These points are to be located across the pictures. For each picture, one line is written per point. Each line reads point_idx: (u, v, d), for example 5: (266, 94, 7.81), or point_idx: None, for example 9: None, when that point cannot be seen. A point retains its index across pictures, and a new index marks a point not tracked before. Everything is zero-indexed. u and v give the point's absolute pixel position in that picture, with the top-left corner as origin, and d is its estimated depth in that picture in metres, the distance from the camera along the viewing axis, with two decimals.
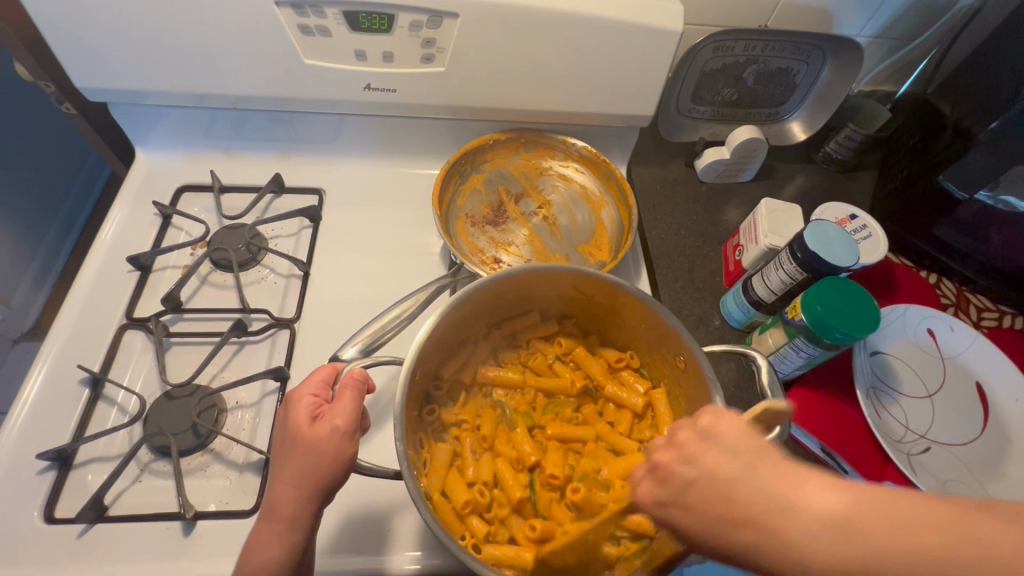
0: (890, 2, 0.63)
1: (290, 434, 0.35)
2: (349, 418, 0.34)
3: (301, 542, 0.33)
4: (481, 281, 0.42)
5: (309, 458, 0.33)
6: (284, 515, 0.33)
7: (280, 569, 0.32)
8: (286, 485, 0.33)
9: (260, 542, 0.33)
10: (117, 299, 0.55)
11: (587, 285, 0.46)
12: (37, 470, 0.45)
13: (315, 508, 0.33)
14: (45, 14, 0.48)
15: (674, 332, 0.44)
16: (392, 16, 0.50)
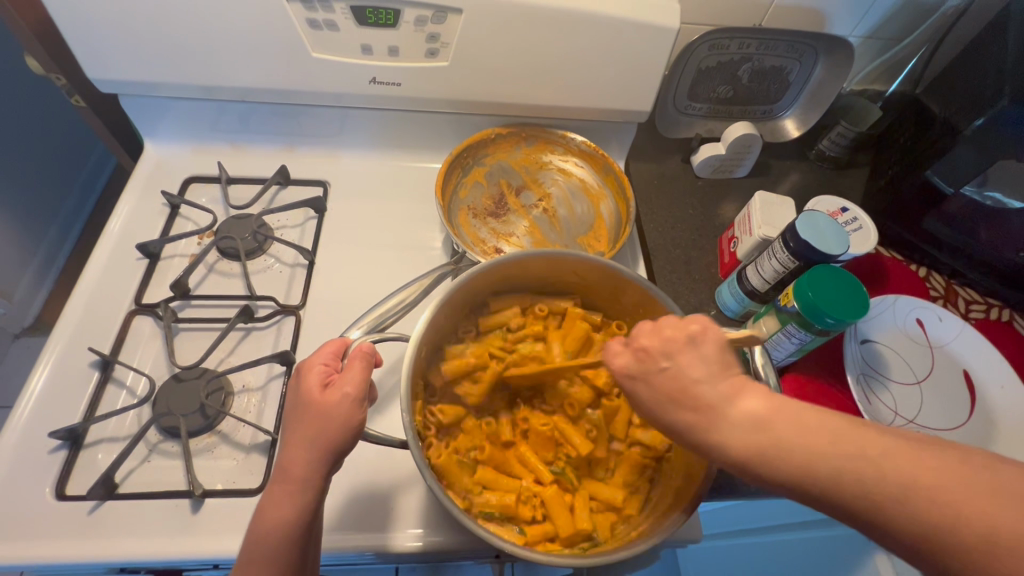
0: (880, 3, 0.65)
1: (302, 400, 0.35)
2: (360, 384, 0.35)
3: (312, 503, 0.33)
4: (489, 262, 0.44)
5: (321, 420, 0.34)
6: (296, 476, 0.33)
7: (291, 532, 0.32)
8: (298, 446, 0.34)
9: (272, 503, 0.33)
10: (126, 286, 0.56)
11: (593, 271, 0.47)
12: (49, 449, 0.46)
13: (326, 470, 0.34)
14: (61, 6, 0.49)
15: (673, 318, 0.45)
16: (398, 12, 0.52)
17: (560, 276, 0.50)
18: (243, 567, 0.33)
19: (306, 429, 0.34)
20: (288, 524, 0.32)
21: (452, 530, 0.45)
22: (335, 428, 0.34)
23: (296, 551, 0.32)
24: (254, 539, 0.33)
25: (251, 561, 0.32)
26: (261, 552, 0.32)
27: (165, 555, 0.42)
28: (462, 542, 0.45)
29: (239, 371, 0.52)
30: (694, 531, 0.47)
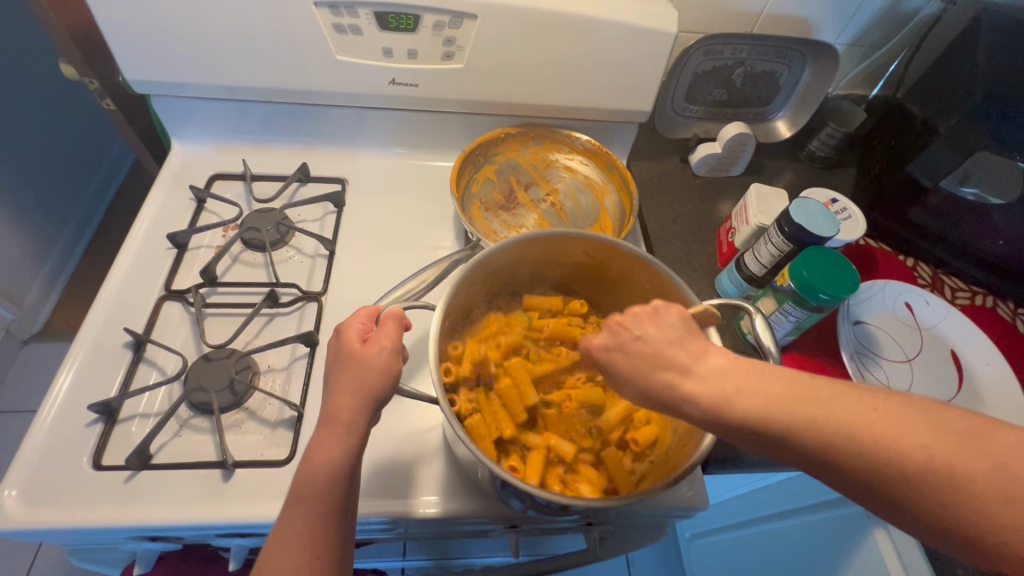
0: (862, 13, 0.70)
1: (343, 354, 0.40)
2: (395, 338, 0.40)
3: (356, 445, 0.37)
4: (508, 241, 0.47)
5: (362, 371, 0.38)
6: (341, 420, 0.37)
7: (340, 468, 0.36)
8: (342, 392, 0.38)
9: (319, 444, 0.37)
10: (156, 274, 0.59)
11: (604, 251, 0.51)
12: (87, 423, 0.48)
13: (367, 415, 0.38)
14: (105, 11, 0.53)
15: (676, 290, 0.47)
16: (418, 17, 0.56)
17: (579, 258, 0.54)
18: (293, 506, 0.36)
19: (349, 379, 0.38)
20: (336, 462, 0.36)
21: (469, 497, 0.47)
22: (375, 377, 0.38)
23: (344, 487, 0.36)
24: (303, 478, 0.36)
25: (302, 499, 0.36)
26: (311, 490, 0.35)
27: (197, 521, 0.44)
28: (478, 509, 0.47)
29: (264, 352, 0.54)
30: (699, 496, 0.50)
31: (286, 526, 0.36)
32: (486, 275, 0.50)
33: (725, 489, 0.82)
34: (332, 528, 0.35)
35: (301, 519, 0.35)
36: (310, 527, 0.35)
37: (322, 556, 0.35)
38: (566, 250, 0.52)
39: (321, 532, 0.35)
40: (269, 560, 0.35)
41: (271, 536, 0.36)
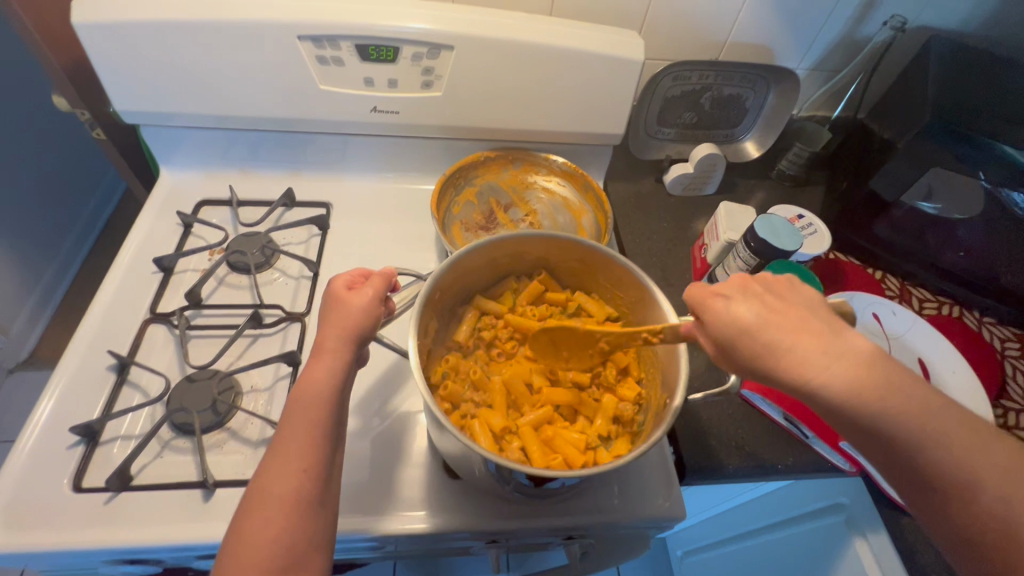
0: (820, 39, 0.74)
1: (330, 301, 0.43)
2: (378, 288, 0.44)
3: (342, 372, 0.40)
4: (505, 235, 0.49)
5: (347, 311, 0.42)
6: (328, 348, 0.40)
7: (328, 388, 0.39)
8: (330, 327, 0.41)
9: (310, 369, 0.40)
10: (141, 298, 0.60)
11: (597, 257, 0.51)
12: (68, 445, 0.48)
13: (352, 348, 0.41)
14: (95, 44, 0.56)
15: (652, 301, 0.48)
16: (397, 49, 0.59)
17: (580, 263, 0.54)
18: (285, 425, 0.38)
19: (335, 316, 0.42)
20: (326, 384, 0.39)
21: (450, 512, 0.48)
22: (360, 316, 0.42)
23: (330, 408, 0.38)
24: (295, 400, 0.39)
25: (294, 417, 0.38)
26: (301, 408, 0.38)
27: (178, 541, 0.44)
28: (461, 523, 0.48)
29: (247, 373, 0.55)
30: (677, 507, 0.50)
31: (279, 444, 0.37)
32: (481, 264, 0.53)
33: (710, 505, 0.81)
34: (316, 443, 0.37)
35: (292, 434, 0.37)
36: (299, 442, 0.37)
37: (307, 468, 0.36)
38: (560, 253, 0.53)
39: (305, 446, 0.37)
40: (261, 473, 0.36)
41: (266, 454, 0.37)
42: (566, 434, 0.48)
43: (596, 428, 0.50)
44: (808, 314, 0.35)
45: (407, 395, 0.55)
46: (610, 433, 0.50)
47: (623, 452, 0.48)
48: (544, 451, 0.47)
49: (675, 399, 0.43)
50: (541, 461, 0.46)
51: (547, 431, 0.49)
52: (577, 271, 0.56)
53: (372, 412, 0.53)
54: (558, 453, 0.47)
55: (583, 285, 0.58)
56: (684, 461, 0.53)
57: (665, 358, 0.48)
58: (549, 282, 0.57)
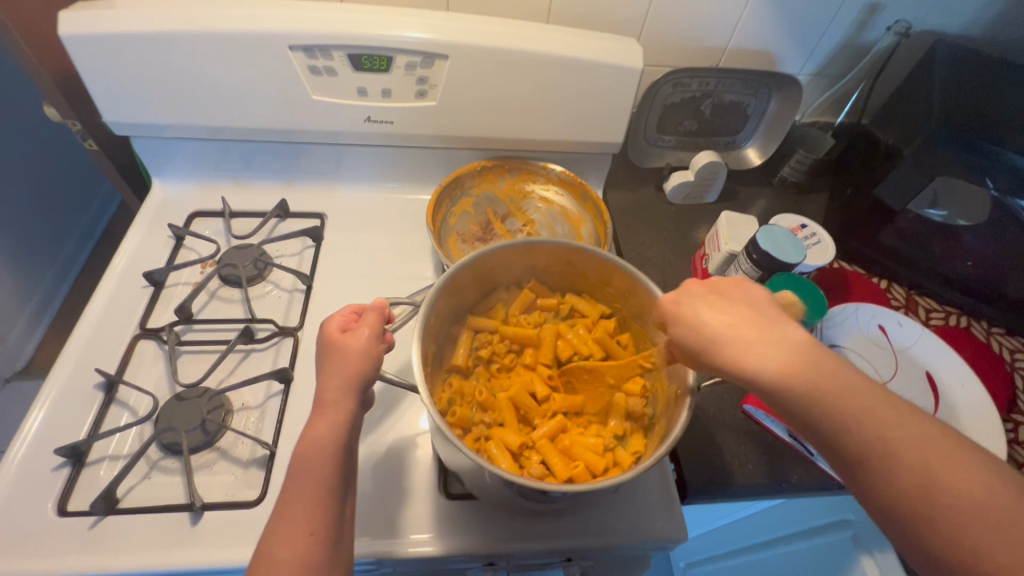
0: (823, 45, 0.72)
1: (325, 346, 0.42)
2: (375, 326, 0.42)
3: (344, 422, 0.39)
4: (495, 246, 0.48)
5: (345, 356, 0.40)
6: (329, 400, 0.39)
7: (331, 443, 0.38)
8: (331, 378, 0.40)
9: (311, 425, 0.38)
10: (131, 312, 0.59)
11: (588, 259, 0.50)
12: (53, 467, 0.47)
13: (355, 396, 0.40)
14: (83, 56, 0.55)
15: (651, 298, 0.47)
16: (390, 58, 0.58)
17: (569, 267, 0.53)
18: (288, 486, 0.37)
19: (335, 362, 0.40)
20: (328, 439, 0.38)
21: (445, 535, 0.47)
22: (359, 360, 0.41)
23: (335, 463, 0.37)
24: (296, 458, 0.37)
25: (294, 478, 0.36)
26: (302, 468, 0.37)
27: (164, 567, 0.43)
28: (454, 547, 0.46)
29: (238, 390, 0.54)
30: (676, 529, 0.49)
31: (280, 509, 0.36)
32: (470, 281, 0.51)
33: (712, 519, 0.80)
34: (323, 502, 0.36)
35: (296, 496, 0.36)
36: (304, 505, 0.36)
37: (315, 531, 0.35)
38: (550, 259, 0.52)
39: (312, 506, 0.36)
40: (267, 538, 0.35)
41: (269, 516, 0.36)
42: (583, 440, 0.46)
43: (610, 429, 0.48)
44: (751, 313, 0.36)
45: (401, 414, 0.53)
46: (624, 430, 0.49)
47: (641, 450, 0.46)
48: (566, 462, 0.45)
49: (687, 397, 0.41)
50: (564, 473, 0.44)
51: (565, 442, 0.47)
52: (565, 275, 0.55)
53: (365, 431, 0.52)
54: (579, 460, 0.45)
55: (572, 287, 0.56)
56: (686, 481, 0.52)
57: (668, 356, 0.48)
58: (540, 290, 0.55)
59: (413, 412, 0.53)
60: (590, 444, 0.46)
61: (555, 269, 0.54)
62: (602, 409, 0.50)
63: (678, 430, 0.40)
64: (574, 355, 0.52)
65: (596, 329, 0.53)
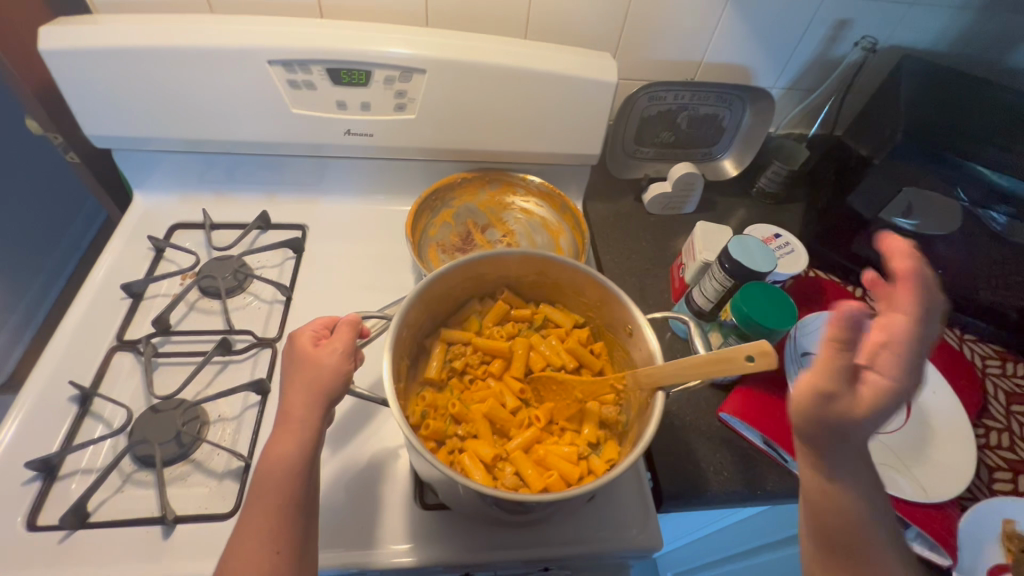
0: (795, 60, 0.74)
1: (295, 360, 0.42)
2: (348, 342, 0.42)
3: (311, 438, 0.39)
4: (466, 257, 0.48)
5: (315, 371, 0.40)
6: (295, 416, 0.39)
7: (297, 457, 0.37)
8: (298, 395, 0.40)
9: (276, 442, 0.38)
10: (109, 324, 0.58)
11: (560, 269, 0.51)
12: (25, 481, 0.47)
13: (321, 412, 0.40)
14: (63, 70, 0.55)
15: (622, 305, 0.48)
16: (369, 73, 0.59)
17: (542, 276, 0.53)
18: (249, 505, 0.36)
19: (302, 378, 0.40)
20: (294, 454, 0.37)
21: (422, 545, 0.47)
22: (328, 375, 0.41)
23: (299, 481, 0.37)
24: (261, 476, 0.37)
25: (259, 494, 0.36)
26: (267, 484, 0.37)
27: None
28: (430, 557, 0.46)
29: (215, 402, 0.54)
30: (652, 537, 0.49)
31: (242, 526, 0.35)
32: (443, 293, 0.51)
33: (696, 529, 0.80)
34: (288, 521, 0.36)
35: (259, 514, 0.36)
36: (267, 521, 0.35)
37: (282, 549, 0.35)
38: (522, 270, 0.53)
39: (277, 525, 0.35)
40: (227, 560, 0.34)
41: (233, 537, 0.36)
42: (557, 449, 0.47)
43: (584, 437, 0.49)
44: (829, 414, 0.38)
45: (378, 424, 0.53)
46: (598, 438, 0.49)
47: (615, 457, 0.47)
48: (542, 472, 0.45)
49: (655, 409, 0.42)
50: (538, 482, 0.44)
51: (541, 451, 0.47)
52: (538, 284, 0.55)
53: (342, 443, 0.51)
54: (553, 469, 0.45)
55: (546, 298, 0.57)
56: (662, 490, 0.52)
57: (641, 360, 0.48)
58: (513, 300, 0.56)
59: (390, 423, 0.54)
60: (565, 453, 0.46)
61: (528, 280, 0.55)
62: (577, 418, 0.51)
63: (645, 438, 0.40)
64: (547, 365, 0.52)
65: (569, 338, 0.54)
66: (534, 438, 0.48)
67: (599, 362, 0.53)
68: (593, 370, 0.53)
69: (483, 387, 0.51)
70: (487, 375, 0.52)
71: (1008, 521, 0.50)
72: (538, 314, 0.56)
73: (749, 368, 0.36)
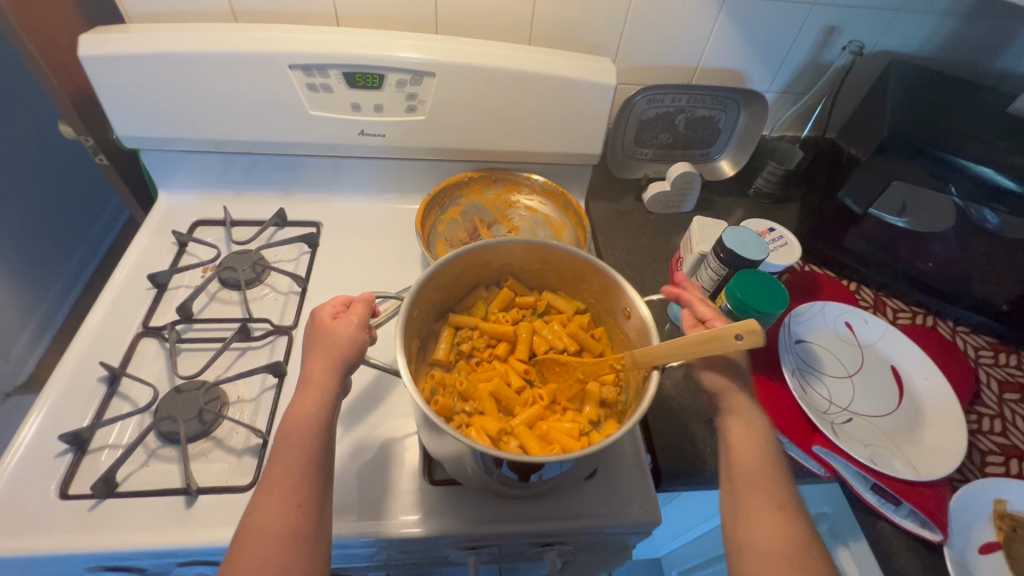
0: (787, 65, 0.78)
1: (314, 333, 0.45)
2: (363, 317, 0.46)
3: (329, 403, 0.42)
4: (475, 244, 0.51)
5: (332, 342, 0.44)
6: (315, 382, 0.42)
7: (317, 419, 0.40)
8: (317, 364, 0.43)
9: (298, 404, 0.41)
10: (135, 312, 0.62)
11: (562, 256, 0.53)
12: (56, 454, 0.50)
13: (340, 377, 0.43)
14: (99, 76, 0.60)
15: (622, 288, 0.50)
16: (382, 76, 0.63)
17: (544, 264, 0.56)
18: (272, 463, 0.39)
19: (323, 348, 0.44)
20: (313, 415, 0.40)
21: (432, 518, 0.49)
22: (345, 345, 0.44)
23: (319, 441, 0.40)
24: (284, 435, 0.40)
25: (281, 452, 0.39)
26: (289, 442, 0.39)
27: (159, 547, 0.45)
28: (440, 529, 0.48)
29: (234, 384, 0.56)
30: (651, 513, 0.51)
31: (267, 481, 0.38)
32: (450, 279, 0.54)
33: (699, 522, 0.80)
34: (309, 477, 0.38)
35: (281, 471, 0.38)
36: (290, 475, 0.38)
37: (303, 501, 0.37)
38: (526, 258, 0.56)
39: (300, 479, 0.38)
40: (253, 511, 0.37)
41: (257, 491, 0.38)
42: (560, 425, 0.49)
43: (586, 415, 0.51)
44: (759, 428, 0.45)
45: (390, 406, 0.56)
46: (599, 417, 0.51)
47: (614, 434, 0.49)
48: (544, 442, 0.48)
49: (651, 382, 0.44)
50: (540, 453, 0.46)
51: (542, 424, 0.49)
52: (540, 272, 0.58)
53: (355, 422, 0.54)
54: (554, 443, 0.47)
55: (548, 286, 0.60)
56: (660, 469, 0.54)
57: (639, 337, 0.51)
58: (517, 288, 0.59)
59: (400, 404, 0.56)
60: (565, 425, 0.49)
61: (531, 268, 0.58)
62: (579, 398, 0.53)
63: (643, 407, 0.43)
64: (550, 348, 0.55)
65: (572, 323, 0.57)
66: (535, 412, 0.50)
67: (599, 345, 0.56)
68: (592, 351, 0.55)
69: (489, 368, 0.54)
70: (492, 356, 0.55)
71: (1000, 501, 0.51)
72: (540, 301, 0.59)
73: (738, 346, 0.39)
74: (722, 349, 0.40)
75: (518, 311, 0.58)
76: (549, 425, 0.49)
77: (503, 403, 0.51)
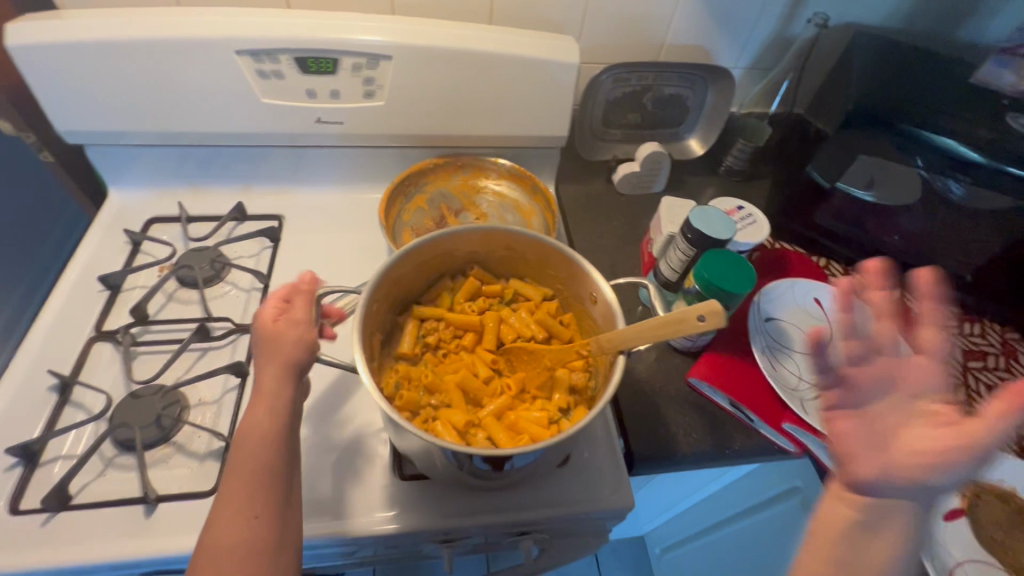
0: (754, 40, 0.77)
1: (259, 337, 0.43)
2: (307, 312, 0.44)
3: (283, 406, 0.40)
4: (435, 233, 0.50)
5: (279, 344, 0.42)
6: (266, 387, 0.41)
7: (271, 426, 0.39)
8: (267, 365, 0.41)
9: (249, 411, 0.40)
10: (87, 316, 0.59)
11: (525, 243, 0.52)
12: (5, 468, 0.48)
13: (293, 382, 0.42)
14: (31, 67, 0.56)
15: (586, 273, 0.50)
16: (336, 60, 0.60)
17: (508, 251, 0.55)
18: (226, 477, 0.38)
19: (270, 353, 0.41)
20: (267, 422, 0.39)
21: (403, 514, 0.48)
22: (293, 346, 0.42)
23: (275, 448, 0.38)
24: (238, 441, 0.39)
25: (236, 464, 0.38)
26: (243, 453, 0.38)
27: (118, 558, 0.44)
28: (411, 524, 0.47)
29: (195, 386, 0.54)
30: (625, 498, 0.50)
31: (223, 496, 0.37)
32: (412, 271, 0.53)
33: (681, 499, 0.81)
34: (266, 487, 0.37)
35: (236, 484, 0.37)
36: (246, 488, 0.37)
37: (261, 513, 0.36)
38: (489, 245, 0.54)
39: (256, 491, 0.37)
40: (210, 527, 0.36)
41: (212, 508, 0.37)
42: (528, 414, 0.48)
43: (554, 403, 0.50)
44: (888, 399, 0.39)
45: (357, 401, 0.55)
46: (569, 404, 0.50)
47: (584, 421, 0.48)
48: (512, 433, 0.47)
49: (615, 368, 0.43)
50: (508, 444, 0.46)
51: (510, 414, 0.49)
52: (505, 259, 0.57)
53: (321, 421, 0.53)
54: (524, 433, 0.47)
55: (515, 273, 0.58)
56: (633, 453, 0.53)
57: (605, 322, 0.50)
58: (482, 276, 0.57)
59: (368, 399, 0.55)
60: (532, 414, 0.48)
61: (496, 255, 0.56)
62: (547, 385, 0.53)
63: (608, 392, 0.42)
64: (517, 336, 0.54)
65: (539, 310, 0.56)
66: (503, 403, 0.50)
67: (566, 331, 0.55)
68: (560, 337, 0.54)
69: (456, 359, 0.53)
70: (459, 347, 0.54)
71: None
72: (506, 288, 0.58)
73: (702, 327, 0.39)
74: (692, 327, 0.39)
75: (484, 300, 0.57)
76: (516, 415, 0.49)
77: (471, 396, 0.50)
